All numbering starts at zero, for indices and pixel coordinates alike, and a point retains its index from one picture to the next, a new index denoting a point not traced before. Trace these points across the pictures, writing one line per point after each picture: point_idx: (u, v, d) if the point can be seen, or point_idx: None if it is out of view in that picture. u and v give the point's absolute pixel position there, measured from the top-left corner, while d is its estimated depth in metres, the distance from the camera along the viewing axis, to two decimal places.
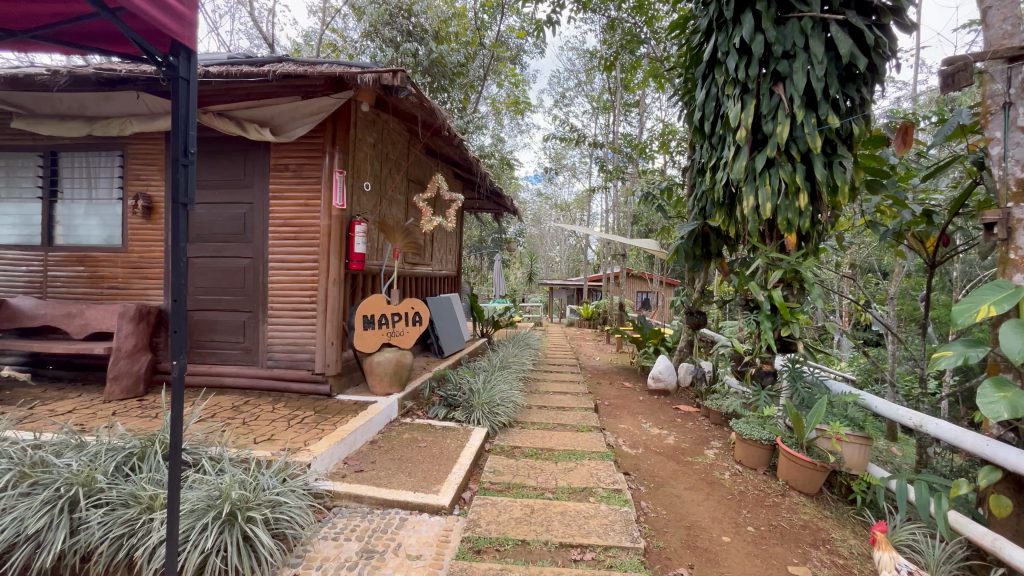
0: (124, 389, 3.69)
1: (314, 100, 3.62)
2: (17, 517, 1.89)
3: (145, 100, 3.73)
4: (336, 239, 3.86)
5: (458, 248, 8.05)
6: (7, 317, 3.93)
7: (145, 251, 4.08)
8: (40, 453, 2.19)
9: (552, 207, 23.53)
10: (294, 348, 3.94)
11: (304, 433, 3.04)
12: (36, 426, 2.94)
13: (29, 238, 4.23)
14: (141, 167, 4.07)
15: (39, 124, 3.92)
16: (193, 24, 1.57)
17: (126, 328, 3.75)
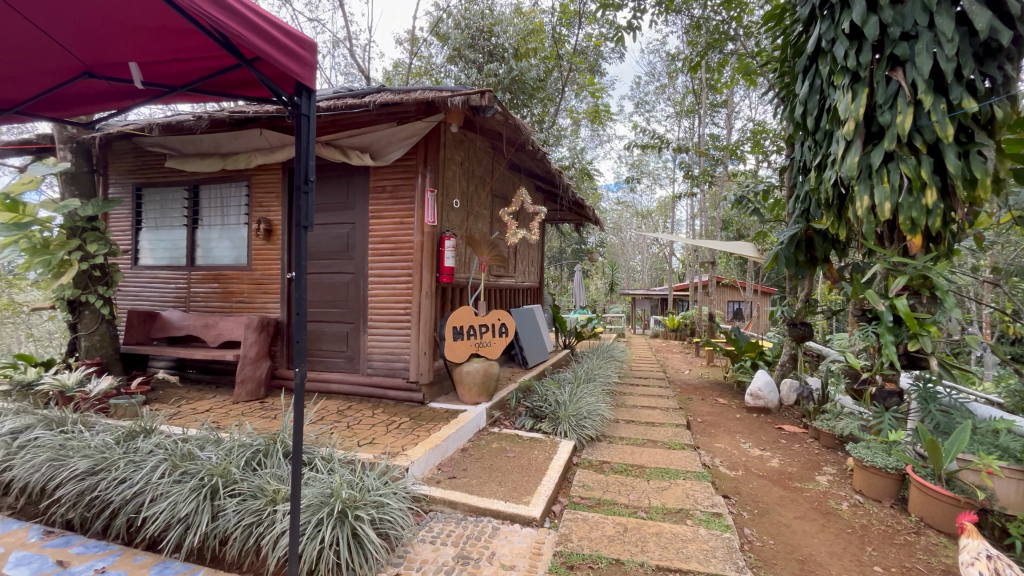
0: (249, 392, 4.16)
1: (408, 124, 3.88)
2: (172, 501, 2.18)
3: (267, 136, 4.23)
4: (428, 254, 4.07)
5: (540, 260, 8.11)
6: (160, 327, 4.65)
7: (266, 268, 4.59)
8: (188, 447, 2.53)
9: (633, 215, 22.94)
10: (391, 357, 4.19)
11: (402, 438, 3.21)
12: (182, 422, 3.39)
13: (177, 260, 4.95)
14: (263, 195, 4.60)
15: (186, 162, 4.58)
16: (311, 63, 1.70)
17: (251, 338, 4.23)
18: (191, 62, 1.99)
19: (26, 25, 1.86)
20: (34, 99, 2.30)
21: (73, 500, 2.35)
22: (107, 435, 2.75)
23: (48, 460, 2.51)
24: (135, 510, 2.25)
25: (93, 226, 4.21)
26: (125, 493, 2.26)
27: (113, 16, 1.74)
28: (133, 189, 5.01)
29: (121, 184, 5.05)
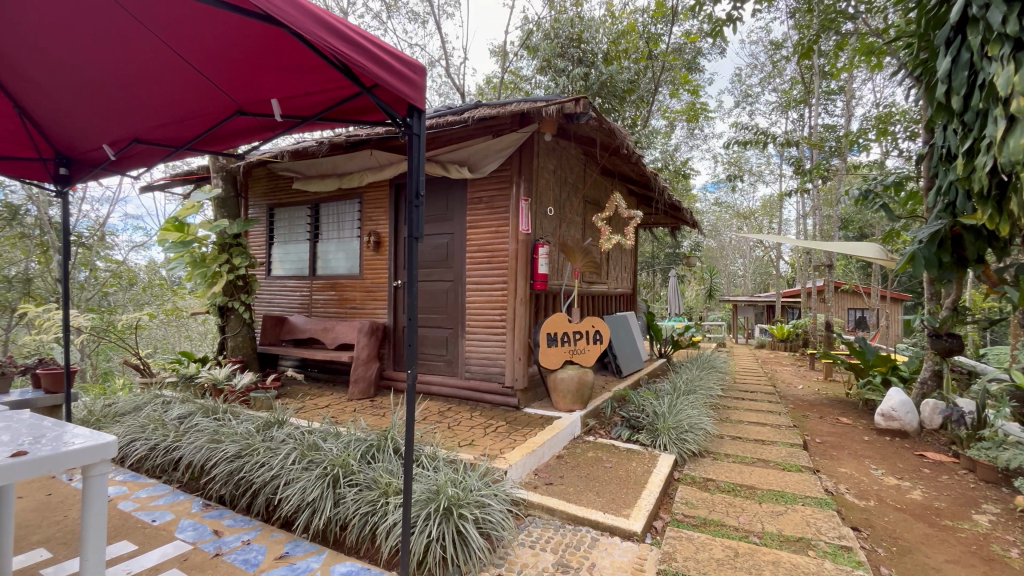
0: (361, 390, 4.53)
1: (503, 137, 4.01)
2: (302, 486, 2.43)
3: (376, 156, 4.61)
4: (523, 261, 4.16)
5: (634, 266, 7.87)
6: (288, 330, 5.24)
7: (375, 277, 4.99)
8: (313, 439, 2.82)
9: (733, 217, 21.40)
10: (487, 362, 4.32)
11: (500, 441, 3.29)
12: (308, 416, 3.78)
13: (302, 271, 5.56)
14: (373, 210, 5.02)
15: (309, 183, 5.15)
16: (421, 86, 1.76)
17: (363, 340, 4.61)
18: (320, 95, 2.15)
19: (191, 72, 2.14)
20: (197, 138, 2.69)
21: (224, 479, 2.71)
22: (250, 424, 3.15)
23: (206, 443, 2.94)
24: (273, 492, 2.53)
25: (238, 242, 4.87)
26: (265, 476, 2.56)
27: (257, 58, 1.95)
28: (268, 209, 5.74)
29: (258, 206, 5.81)
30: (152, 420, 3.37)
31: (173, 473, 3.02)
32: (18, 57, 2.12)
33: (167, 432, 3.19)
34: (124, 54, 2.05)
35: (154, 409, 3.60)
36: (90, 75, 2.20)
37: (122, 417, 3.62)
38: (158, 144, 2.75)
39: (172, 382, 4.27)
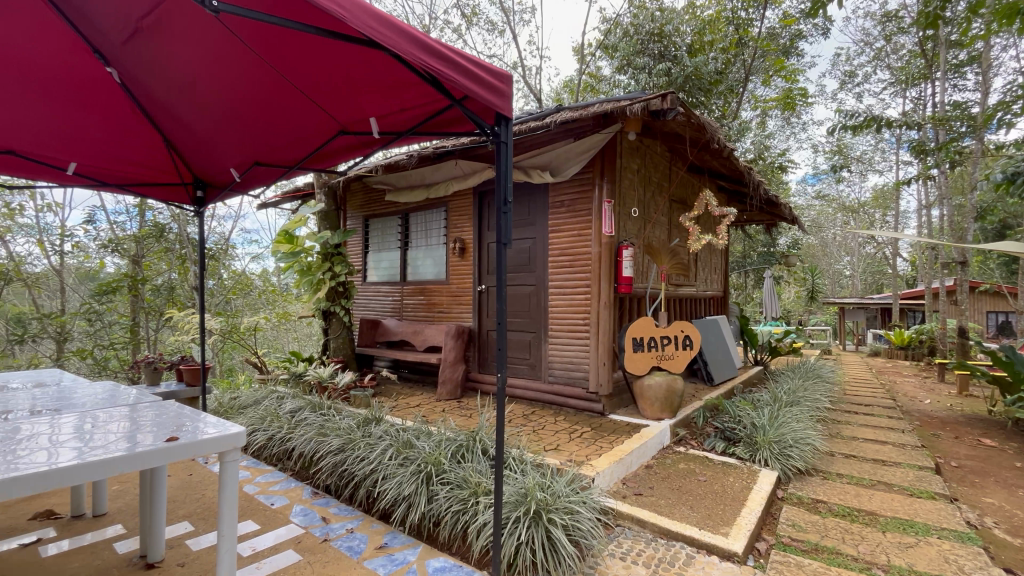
0: (449, 391, 4.70)
1: (585, 139, 3.98)
2: (398, 481, 2.56)
3: (461, 165, 4.77)
4: (606, 265, 4.08)
5: (724, 267, 7.40)
6: (382, 332, 5.59)
7: (460, 282, 5.16)
8: (407, 437, 2.97)
9: (838, 210, 19.35)
10: (571, 366, 4.28)
11: (586, 447, 3.24)
12: (401, 414, 4.00)
13: (393, 277, 5.90)
14: (458, 218, 5.21)
15: (400, 194, 5.47)
16: (507, 94, 1.78)
17: (450, 343, 4.79)
18: (413, 112, 2.25)
19: (301, 100, 2.34)
20: (305, 159, 2.93)
21: (330, 470, 2.94)
22: (351, 420, 3.40)
23: (315, 436, 3.22)
24: (372, 485, 2.70)
25: (339, 251, 5.29)
26: (366, 469, 2.73)
27: (357, 82, 2.08)
28: (364, 221, 6.18)
29: (355, 218, 6.27)
30: (269, 413, 3.75)
31: (286, 462, 3.33)
32: (167, 94, 2.46)
33: (281, 425, 3.54)
34: (246, 86, 2.29)
35: (271, 403, 4.01)
36: (220, 106, 2.49)
37: (245, 409, 4.07)
38: (273, 166, 3.05)
39: (284, 379, 4.73)
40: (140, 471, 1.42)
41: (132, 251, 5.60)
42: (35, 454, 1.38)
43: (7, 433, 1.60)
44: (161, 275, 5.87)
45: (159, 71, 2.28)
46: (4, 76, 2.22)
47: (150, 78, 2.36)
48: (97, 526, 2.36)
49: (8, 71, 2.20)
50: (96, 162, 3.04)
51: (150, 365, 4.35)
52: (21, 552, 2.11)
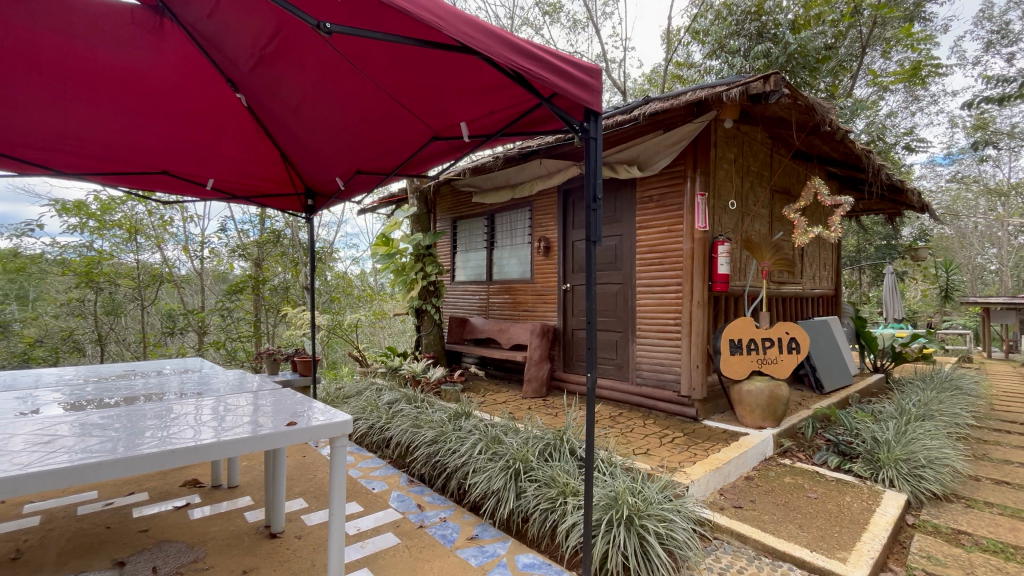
0: (534, 389, 4.74)
1: (676, 130, 3.80)
2: (488, 475, 2.63)
3: (546, 164, 4.78)
4: (699, 262, 3.86)
5: (836, 263, 6.67)
6: (470, 330, 5.78)
7: (545, 281, 5.18)
8: (496, 432, 3.04)
9: (981, 195, 16.57)
10: (661, 368, 4.11)
11: (678, 453, 3.10)
12: (490, 410, 4.11)
13: (480, 276, 6.07)
14: (543, 217, 5.24)
15: (486, 196, 5.62)
16: (597, 89, 1.75)
17: (535, 342, 4.83)
18: (502, 114, 2.27)
19: (398, 111, 2.47)
20: (400, 166, 3.09)
21: (424, 460, 3.08)
22: (443, 414, 3.56)
23: (411, 427, 3.41)
24: (463, 477, 2.79)
25: (430, 253, 5.55)
26: (457, 461, 2.84)
27: (448, 90, 2.16)
28: (452, 222, 6.43)
29: (444, 220, 6.55)
30: (370, 404, 4.04)
31: (384, 450, 3.56)
32: (282, 112, 2.73)
33: (380, 415, 3.80)
34: (349, 101, 2.47)
35: (370, 394, 4.33)
36: (326, 120, 2.71)
37: (348, 398, 4.42)
38: (372, 173, 3.26)
39: (382, 372, 5.08)
40: (266, 450, 1.59)
41: (254, 254, 6.40)
42: (184, 431, 1.60)
43: (164, 412, 1.88)
44: (278, 276, 6.56)
45: (275, 91, 2.53)
46: (162, 104, 2.64)
47: (270, 100, 2.64)
48: (231, 496, 2.70)
49: (164, 100, 2.61)
50: (227, 176, 3.46)
51: (270, 356, 4.93)
52: (175, 513, 2.47)
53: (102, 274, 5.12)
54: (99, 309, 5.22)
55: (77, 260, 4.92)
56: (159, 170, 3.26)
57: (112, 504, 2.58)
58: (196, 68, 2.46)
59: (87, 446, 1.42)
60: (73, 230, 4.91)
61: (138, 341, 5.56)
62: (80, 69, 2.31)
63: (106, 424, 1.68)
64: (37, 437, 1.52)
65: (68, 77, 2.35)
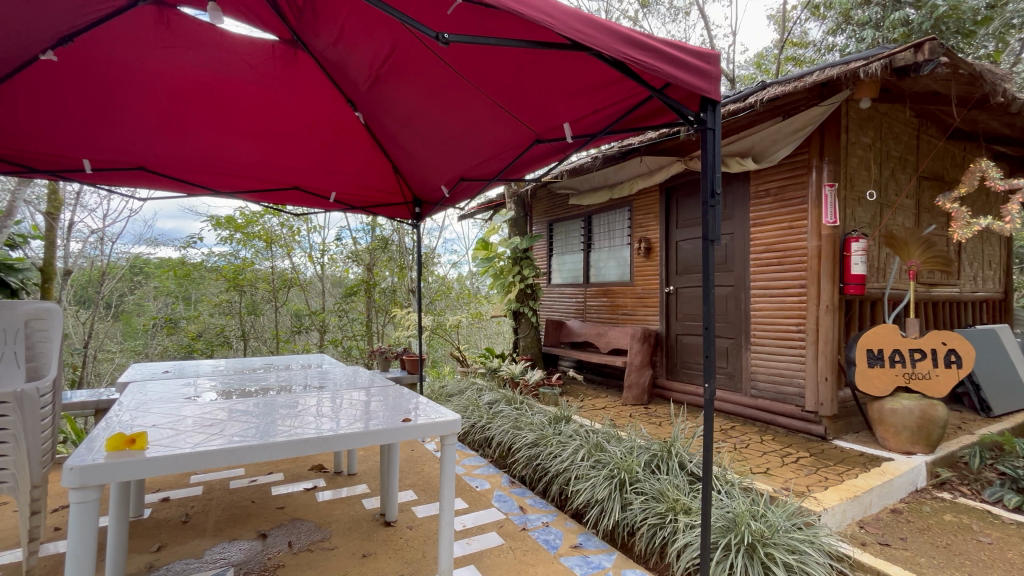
0: (635, 396, 4.56)
1: (796, 116, 3.41)
2: (591, 483, 2.56)
3: (646, 162, 4.58)
4: (828, 261, 3.43)
5: (1006, 260, 5.58)
6: (567, 333, 5.73)
7: (647, 284, 4.98)
8: (598, 439, 2.96)
9: None
10: (781, 379, 3.72)
11: (805, 476, 2.77)
12: (589, 416, 4.03)
13: (577, 279, 6.00)
14: (644, 217, 5.04)
15: (584, 198, 5.52)
16: (715, 76, 1.62)
17: (635, 347, 4.66)
18: (607, 112, 2.19)
19: (501, 117, 2.51)
20: (502, 171, 3.12)
21: (525, 462, 3.09)
22: (543, 417, 3.56)
23: (512, 429, 3.45)
24: (565, 483, 2.75)
25: (527, 255, 5.61)
26: (558, 467, 2.80)
27: (552, 91, 2.13)
28: (549, 226, 6.45)
29: (540, 224, 6.59)
30: (471, 403, 4.18)
31: (485, 449, 3.63)
32: (394, 127, 2.90)
33: (481, 415, 3.89)
34: (455, 111, 2.56)
35: (471, 393, 4.46)
36: (433, 131, 2.83)
37: (451, 396, 4.60)
38: (475, 180, 3.32)
39: (482, 372, 5.24)
40: (382, 444, 1.69)
41: (366, 260, 6.79)
42: (312, 422, 1.76)
43: (296, 403, 2.08)
44: (388, 280, 6.92)
45: (388, 107, 2.70)
46: (295, 125, 2.96)
47: (385, 116, 2.83)
48: (350, 483, 2.93)
49: (297, 121, 2.93)
50: (346, 189, 3.78)
51: (382, 355, 5.33)
52: (305, 494, 2.74)
53: (246, 279, 5.93)
54: (243, 309, 6.03)
55: (227, 266, 5.79)
56: (291, 186, 3.65)
57: (256, 481, 2.95)
58: (323, 92, 2.72)
59: (236, 432, 1.62)
60: (225, 241, 5.76)
61: (272, 338, 6.33)
62: (231, 100, 2.67)
63: (249, 412, 1.91)
64: (202, 420, 1.76)
65: (224, 108, 2.73)
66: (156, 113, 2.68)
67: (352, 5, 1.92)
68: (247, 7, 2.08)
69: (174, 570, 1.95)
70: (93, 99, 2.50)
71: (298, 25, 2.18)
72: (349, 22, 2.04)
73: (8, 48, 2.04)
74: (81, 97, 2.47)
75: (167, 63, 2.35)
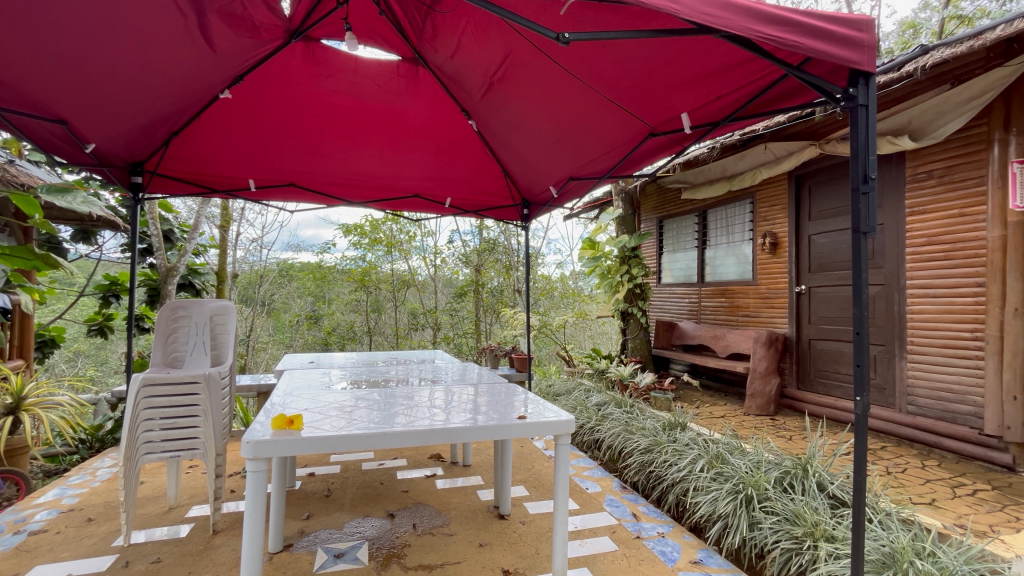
0: (760, 406, 4.17)
1: (971, 81, 2.86)
2: (713, 497, 2.38)
3: (772, 148, 4.20)
4: (1016, 254, 2.82)
5: None
6: (679, 336, 5.42)
7: (773, 283, 4.53)
8: (720, 450, 2.77)
9: None
10: (949, 395, 3.15)
11: (986, 512, 2.31)
12: (707, 425, 3.77)
13: (690, 278, 5.66)
14: (769, 209, 4.60)
15: (698, 191, 5.14)
16: (867, 44, 1.42)
17: (760, 352, 4.26)
18: (731, 97, 2.04)
19: (613, 113, 2.44)
20: (612, 169, 3.04)
21: (638, 468, 2.98)
22: (656, 423, 3.42)
23: (623, 432, 3.36)
24: (682, 493, 2.60)
25: (636, 254, 5.42)
26: (675, 476, 2.66)
27: (669, 81, 2.03)
28: (659, 223, 6.18)
29: (649, 221, 6.34)
30: (579, 403, 4.15)
31: (594, 451, 3.56)
32: (505, 132, 2.99)
33: (590, 416, 3.85)
34: (565, 111, 2.55)
35: (579, 393, 4.44)
36: (543, 133, 2.85)
37: (559, 396, 4.61)
38: (584, 178, 3.27)
39: (589, 373, 5.20)
40: (495, 439, 1.74)
41: (475, 261, 6.99)
42: (434, 413, 1.89)
43: (414, 396, 2.24)
44: (495, 280, 7.06)
45: (500, 113, 2.78)
46: (415, 136, 3.18)
47: (495, 122, 2.92)
48: (465, 473, 3.08)
49: (416, 132, 3.15)
50: (460, 194, 3.97)
51: (491, 352, 5.50)
52: (426, 481, 2.94)
53: (372, 280, 6.58)
54: (369, 307, 6.72)
55: (356, 269, 6.47)
56: (412, 194, 3.94)
57: (384, 464, 3.24)
58: (440, 102, 2.89)
59: (373, 417, 1.81)
60: (354, 246, 6.41)
61: (393, 334, 6.90)
62: (361, 117, 2.95)
63: (382, 400, 2.13)
64: (342, 406, 1.98)
65: (355, 126, 3.02)
66: (304, 135, 3.07)
67: (469, 17, 2.02)
68: (377, 31, 2.30)
69: (320, 538, 2.20)
70: (258, 126, 2.95)
71: (419, 44, 2.35)
72: (465, 35, 2.15)
73: (197, 92, 2.48)
74: (248, 125, 2.92)
75: (312, 89, 2.68)
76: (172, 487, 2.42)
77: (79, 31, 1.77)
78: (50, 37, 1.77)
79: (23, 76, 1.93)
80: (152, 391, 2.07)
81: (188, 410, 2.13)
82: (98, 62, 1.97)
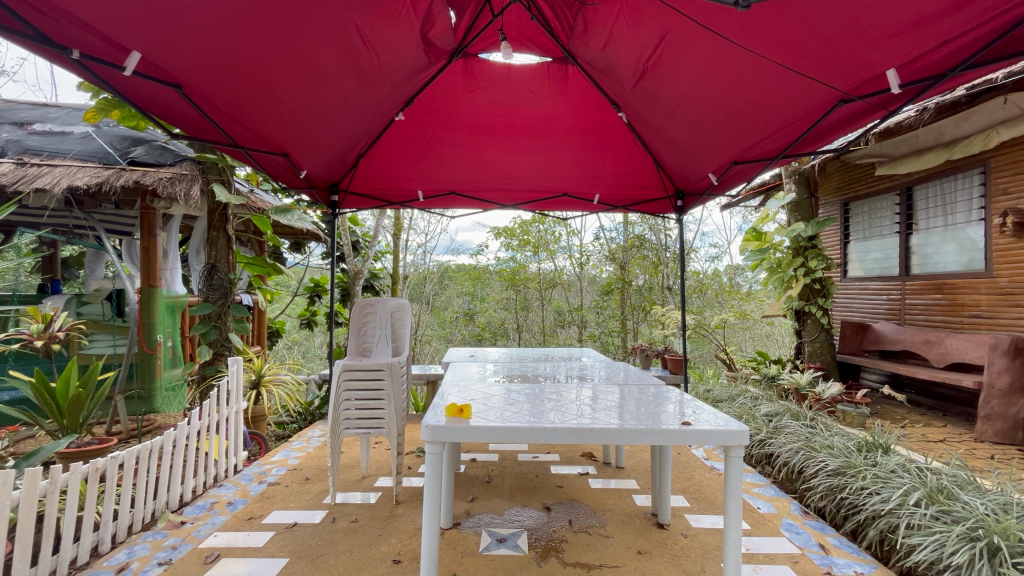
0: (998, 432, 3.28)
1: None
2: (937, 539, 1.92)
3: (1014, 101, 3.31)
4: None
5: None
6: (874, 339, 4.53)
7: (1019, 275, 3.54)
8: (945, 483, 2.24)
9: None
10: None
11: None
12: (920, 450, 3.09)
13: (889, 271, 4.71)
14: (1011, 180, 3.59)
15: (901, 164, 4.24)
16: None
17: (1000, 363, 3.32)
18: (963, 40, 1.63)
19: (792, 83, 2.13)
20: (787, 148, 2.67)
21: (823, 492, 2.56)
22: (847, 441, 2.92)
23: (803, 450, 2.93)
24: (888, 530, 2.16)
25: (813, 244, 4.67)
26: (877, 508, 2.22)
27: (869, 34, 1.70)
28: (843, 206, 5.26)
29: (830, 205, 5.44)
30: (745, 411, 3.75)
31: (766, 467, 3.17)
32: (658, 120, 2.83)
33: (759, 427, 3.44)
34: (729, 91, 2.31)
35: (745, 401, 4.00)
36: (702, 118, 2.63)
37: (720, 402, 4.23)
38: (751, 162, 2.92)
39: (755, 379, 4.65)
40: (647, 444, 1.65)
41: (620, 258, 6.67)
42: (590, 410, 1.90)
43: (563, 392, 2.26)
44: (641, 277, 6.71)
45: (654, 100, 2.63)
46: (565, 134, 3.21)
47: (647, 111, 2.78)
48: (619, 475, 3.01)
49: (566, 129, 3.17)
50: (608, 189, 3.89)
51: (643, 352, 5.29)
52: (579, 478, 2.95)
53: (522, 278, 6.89)
54: (518, 305, 7.04)
55: (507, 269, 6.85)
56: (561, 193, 3.97)
57: (538, 457, 3.34)
58: (590, 96, 2.87)
59: (533, 410, 1.88)
60: (505, 248, 6.80)
61: (540, 330, 7.13)
62: (515, 122, 3.09)
63: (538, 395, 2.19)
64: (503, 398, 2.10)
65: (509, 131, 3.17)
66: (464, 146, 3.33)
67: (621, 5, 1.95)
68: (530, 36, 2.38)
69: (484, 520, 2.36)
70: (425, 142, 3.28)
71: (570, 42, 2.35)
72: (617, 23, 2.08)
73: (378, 119, 2.85)
74: (417, 141, 3.26)
75: (471, 100, 2.89)
76: (365, 458, 2.84)
77: (299, 84, 2.17)
78: (280, 92, 2.19)
79: (261, 125, 2.44)
80: (350, 374, 2.43)
81: (376, 393, 2.45)
82: (310, 108, 2.38)
